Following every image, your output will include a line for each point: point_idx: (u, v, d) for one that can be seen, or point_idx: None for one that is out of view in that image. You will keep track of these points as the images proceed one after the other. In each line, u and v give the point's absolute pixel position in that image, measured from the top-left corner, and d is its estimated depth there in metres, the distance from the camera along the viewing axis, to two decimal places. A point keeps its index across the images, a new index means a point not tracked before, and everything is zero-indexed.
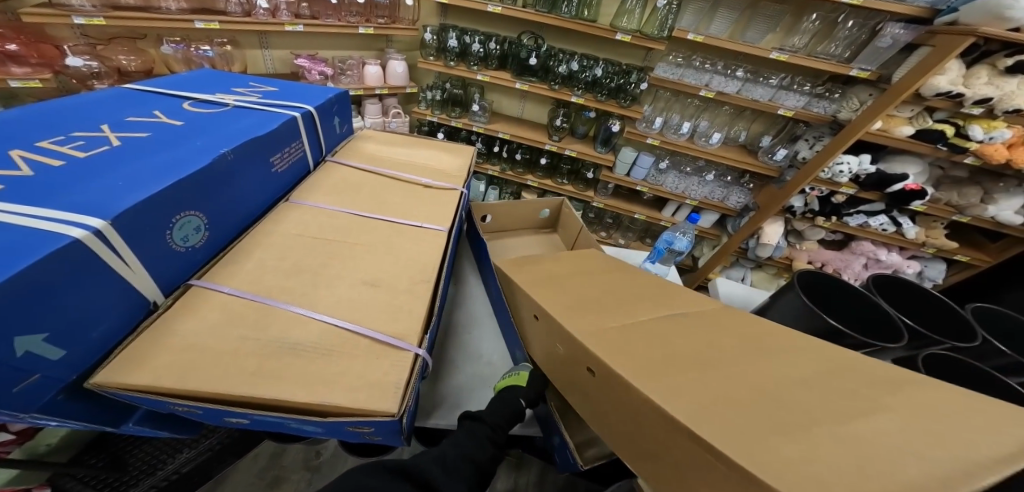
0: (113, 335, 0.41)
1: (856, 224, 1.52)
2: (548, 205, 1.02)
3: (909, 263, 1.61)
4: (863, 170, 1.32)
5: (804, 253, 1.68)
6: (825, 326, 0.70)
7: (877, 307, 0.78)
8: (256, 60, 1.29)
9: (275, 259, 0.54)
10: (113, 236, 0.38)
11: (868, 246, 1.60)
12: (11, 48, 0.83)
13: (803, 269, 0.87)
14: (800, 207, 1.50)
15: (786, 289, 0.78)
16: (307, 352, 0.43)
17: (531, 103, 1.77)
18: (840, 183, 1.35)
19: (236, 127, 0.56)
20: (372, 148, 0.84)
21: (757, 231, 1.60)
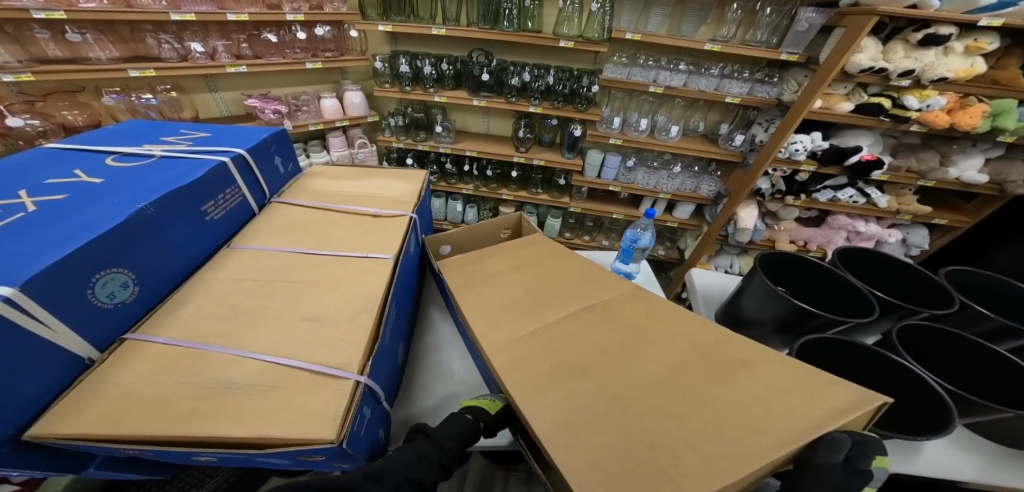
0: (41, 396, 0.38)
1: (825, 200, 1.54)
2: (506, 223, 1.01)
3: (889, 232, 1.61)
4: (818, 147, 1.34)
5: (785, 234, 1.69)
6: (790, 308, 0.69)
7: (845, 282, 0.78)
8: (208, 104, 1.31)
9: (215, 300, 0.51)
10: (28, 302, 0.35)
11: (844, 220, 1.60)
12: None
13: (769, 251, 0.86)
14: (767, 189, 1.52)
15: (749, 274, 0.77)
16: (242, 389, 0.41)
17: (494, 117, 1.79)
18: (799, 161, 1.36)
19: (160, 178, 0.53)
20: (321, 185, 0.80)
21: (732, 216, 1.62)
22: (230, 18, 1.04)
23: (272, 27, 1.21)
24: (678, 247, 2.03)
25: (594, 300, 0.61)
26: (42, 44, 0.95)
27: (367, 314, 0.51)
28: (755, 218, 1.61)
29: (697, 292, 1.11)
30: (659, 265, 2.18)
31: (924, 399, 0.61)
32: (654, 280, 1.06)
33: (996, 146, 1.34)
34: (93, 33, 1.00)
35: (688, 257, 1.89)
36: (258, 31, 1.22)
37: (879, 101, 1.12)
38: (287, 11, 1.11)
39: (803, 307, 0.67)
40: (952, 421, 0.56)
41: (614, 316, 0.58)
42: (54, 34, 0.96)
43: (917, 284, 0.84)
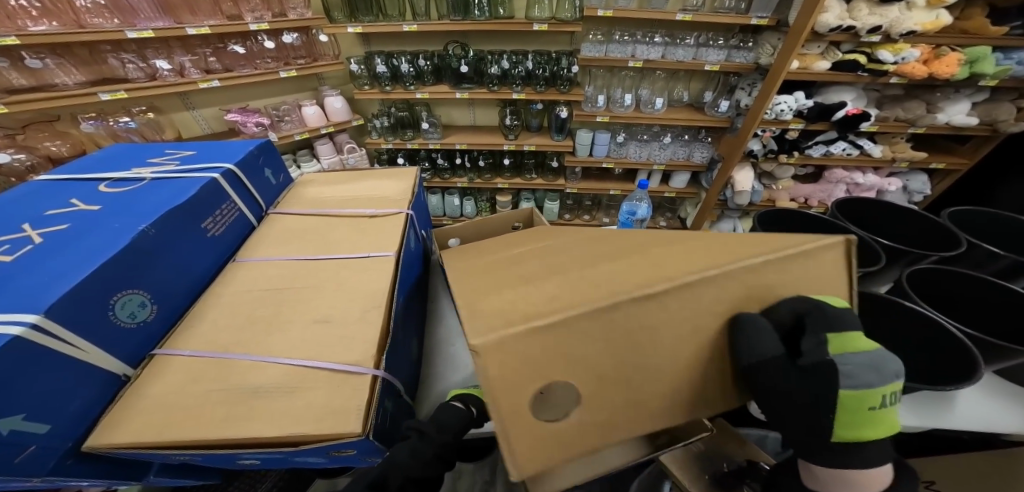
0: (89, 411, 0.41)
1: (819, 155, 1.55)
2: (519, 218, 1.04)
3: (889, 180, 1.64)
4: (803, 105, 1.35)
5: (784, 192, 1.72)
6: None
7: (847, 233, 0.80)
8: (187, 122, 1.30)
9: (226, 312, 0.52)
10: (55, 327, 0.37)
11: (841, 173, 1.64)
12: None
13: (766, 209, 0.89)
14: (760, 150, 1.53)
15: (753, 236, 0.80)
16: (269, 392, 0.42)
17: (480, 108, 1.78)
18: (786, 121, 1.38)
19: (156, 200, 0.53)
20: (315, 191, 0.80)
21: (729, 180, 1.64)
22: (189, 32, 1.01)
23: (238, 38, 1.20)
24: (679, 217, 2.05)
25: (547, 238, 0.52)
26: (6, 74, 0.92)
27: (376, 311, 0.52)
28: (752, 179, 1.62)
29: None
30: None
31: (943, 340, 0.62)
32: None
33: (980, 90, 1.35)
34: (52, 58, 0.98)
35: (691, 225, 1.92)
36: (223, 43, 1.20)
37: (855, 58, 1.13)
38: (250, 21, 1.09)
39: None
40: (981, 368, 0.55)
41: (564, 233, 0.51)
42: (12, 61, 0.92)
43: (925, 225, 0.86)
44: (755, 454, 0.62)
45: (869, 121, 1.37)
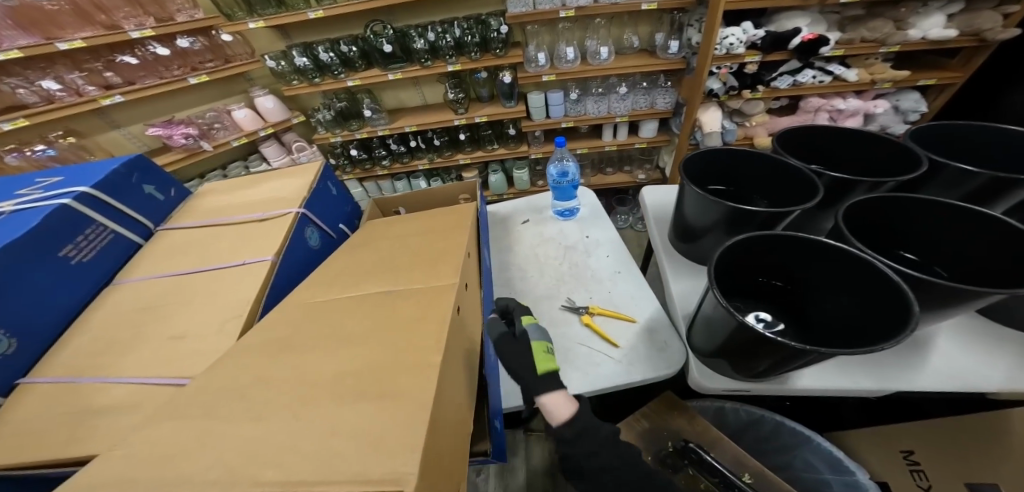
0: None
1: (788, 85, 1.39)
2: (463, 189, 0.98)
3: (875, 103, 1.48)
4: (754, 35, 1.24)
5: (760, 128, 1.56)
6: (729, 207, 0.62)
7: (787, 168, 0.68)
8: (119, 141, 1.31)
9: (91, 336, 0.52)
10: None
11: (818, 101, 1.47)
12: None
13: (701, 149, 0.76)
14: (720, 89, 1.39)
15: (682, 182, 0.69)
16: (108, 414, 0.42)
17: (426, 85, 1.70)
18: (739, 54, 1.26)
19: (4, 231, 0.52)
20: (211, 200, 0.78)
21: (696, 123, 1.53)
22: (64, 47, 0.99)
23: (125, 49, 1.18)
24: (659, 167, 1.95)
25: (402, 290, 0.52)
26: None
27: (236, 320, 0.51)
28: (721, 119, 1.49)
29: (648, 211, 0.96)
30: None
31: (872, 286, 0.49)
32: (600, 210, 1.02)
33: (953, 1, 1.23)
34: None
35: (669, 175, 1.81)
36: (114, 55, 1.18)
37: None
38: (129, 29, 1.07)
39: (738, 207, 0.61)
40: (913, 313, 0.43)
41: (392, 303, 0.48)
42: None
43: (886, 152, 0.71)
44: (699, 431, 0.74)
45: (830, 46, 1.24)
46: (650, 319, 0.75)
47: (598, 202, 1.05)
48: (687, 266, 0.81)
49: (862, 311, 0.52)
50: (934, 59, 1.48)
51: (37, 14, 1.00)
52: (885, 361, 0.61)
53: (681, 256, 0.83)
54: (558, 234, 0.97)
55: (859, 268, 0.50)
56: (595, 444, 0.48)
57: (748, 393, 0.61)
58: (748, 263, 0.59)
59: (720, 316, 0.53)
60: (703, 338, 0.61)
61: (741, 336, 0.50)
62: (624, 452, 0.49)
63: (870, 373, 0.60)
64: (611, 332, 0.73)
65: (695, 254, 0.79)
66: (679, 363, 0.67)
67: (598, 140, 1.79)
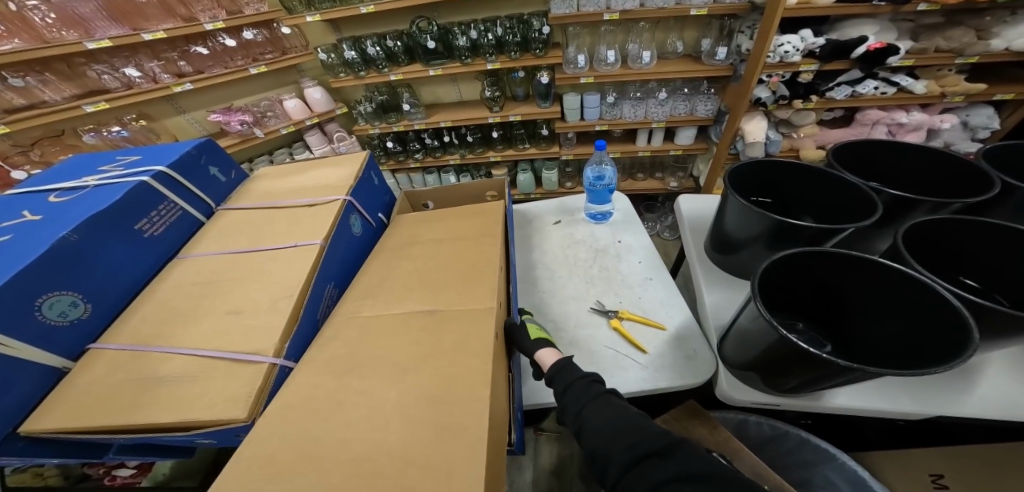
0: (25, 402, 0.47)
1: (845, 96, 1.32)
2: (488, 188, 1.00)
3: (941, 117, 1.38)
4: (813, 44, 1.18)
5: (808, 140, 1.49)
6: (775, 221, 0.60)
7: (842, 183, 0.65)
8: (182, 125, 1.41)
9: (155, 308, 0.57)
10: None
11: (877, 113, 1.37)
12: None
13: (747, 160, 0.74)
14: (769, 98, 1.34)
15: (726, 192, 0.68)
16: (172, 381, 0.47)
17: (463, 82, 1.72)
18: (795, 63, 1.21)
19: (87, 206, 0.58)
20: (264, 185, 0.83)
21: (738, 132, 1.47)
22: (147, 38, 1.09)
23: (199, 39, 1.28)
24: (693, 175, 1.89)
25: (439, 307, 0.55)
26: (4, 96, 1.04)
27: (285, 301, 0.54)
28: (766, 128, 1.43)
29: (684, 219, 0.94)
30: None
31: (928, 309, 0.47)
32: (633, 215, 1.01)
33: None
34: (34, 76, 1.08)
35: (704, 184, 1.75)
36: (188, 46, 1.28)
37: None
38: (205, 21, 1.16)
39: (785, 220, 0.59)
40: (972, 340, 0.41)
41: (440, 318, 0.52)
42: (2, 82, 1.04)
43: (953, 173, 0.67)
44: (719, 439, 0.73)
45: (899, 56, 1.17)
46: (680, 327, 0.73)
47: (632, 206, 1.04)
48: (723, 278, 0.79)
49: (916, 336, 0.49)
50: (1016, 73, 1.36)
51: (129, 6, 1.12)
52: (923, 383, 0.58)
53: (717, 267, 0.81)
54: (588, 236, 0.97)
55: (915, 291, 0.47)
56: (576, 395, 0.49)
57: (778, 408, 0.60)
58: (792, 277, 0.57)
59: (756, 328, 0.52)
60: (736, 350, 0.59)
61: (777, 349, 0.49)
62: (604, 401, 0.47)
63: (910, 394, 0.57)
64: (638, 337, 0.73)
65: (732, 267, 0.77)
66: (709, 373, 0.65)
67: (632, 144, 1.76)
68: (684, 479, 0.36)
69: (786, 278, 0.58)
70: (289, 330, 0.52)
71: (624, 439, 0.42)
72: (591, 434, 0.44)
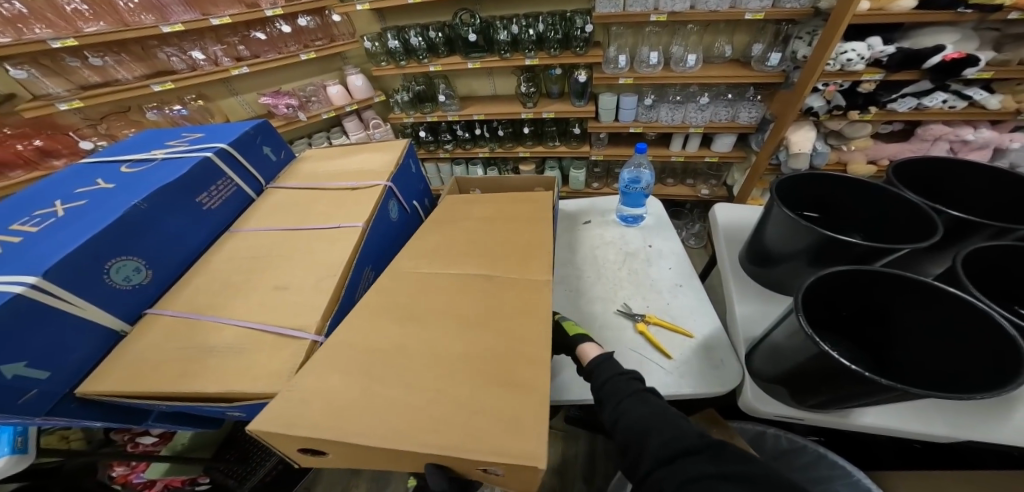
0: (85, 363, 0.51)
1: (908, 109, 1.24)
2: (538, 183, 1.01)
3: (1012, 136, 1.28)
4: (880, 52, 1.13)
5: (858, 153, 1.42)
6: (823, 236, 0.58)
7: (900, 201, 0.62)
8: (233, 106, 1.49)
9: (208, 279, 0.61)
10: (53, 287, 0.46)
11: (941, 129, 1.29)
12: (38, 144, 1.17)
13: (799, 172, 0.72)
14: (822, 107, 1.28)
15: (772, 203, 0.66)
16: (222, 352, 0.50)
17: (498, 77, 1.73)
18: (857, 71, 1.15)
19: (155, 179, 0.63)
20: (310, 166, 0.87)
21: (782, 142, 1.41)
22: (214, 23, 1.16)
23: (258, 25, 1.35)
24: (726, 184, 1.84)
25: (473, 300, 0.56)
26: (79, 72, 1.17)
27: (329, 281, 0.57)
28: (813, 140, 1.37)
29: (719, 228, 0.92)
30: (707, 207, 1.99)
31: (984, 339, 0.44)
32: (666, 220, 1.00)
33: None
34: (112, 56, 1.19)
35: (737, 193, 1.70)
36: (248, 31, 1.35)
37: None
38: (265, 8, 1.22)
39: (835, 236, 0.57)
40: None
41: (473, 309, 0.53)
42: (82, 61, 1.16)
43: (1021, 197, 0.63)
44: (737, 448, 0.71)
45: (978, 67, 1.08)
46: (708, 336, 0.72)
47: (666, 211, 1.02)
48: (758, 290, 0.77)
49: (965, 367, 0.47)
50: None
51: None
52: (960, 407, 0.55)
53: (752, 279, 0.79)
54: (619, 238, 0.96)
55: (971, 320, 0.45)
56: (613, 382, 0.50)
57: (802, 422, 0.59)
58: (837, 295, 0.55)
59: (792, 342, 0.51)
60: (766, 363, 0.58)
61: (814, 365, 0.48)
62: (641, 395, 0.47)
63: (944, 416, 0.54)
64: (665, 343, 0.72)
65: (769, 280, 0.75)
66: (735, 383, 0.64)
67: (666, 148, 1.73)
68: (725, 478, 0.36)
69: (831, 296, 0.56)
70: (330, 308, 0.55)
71: (663, 433, 0.42)
72: (625, 427, 0.44)
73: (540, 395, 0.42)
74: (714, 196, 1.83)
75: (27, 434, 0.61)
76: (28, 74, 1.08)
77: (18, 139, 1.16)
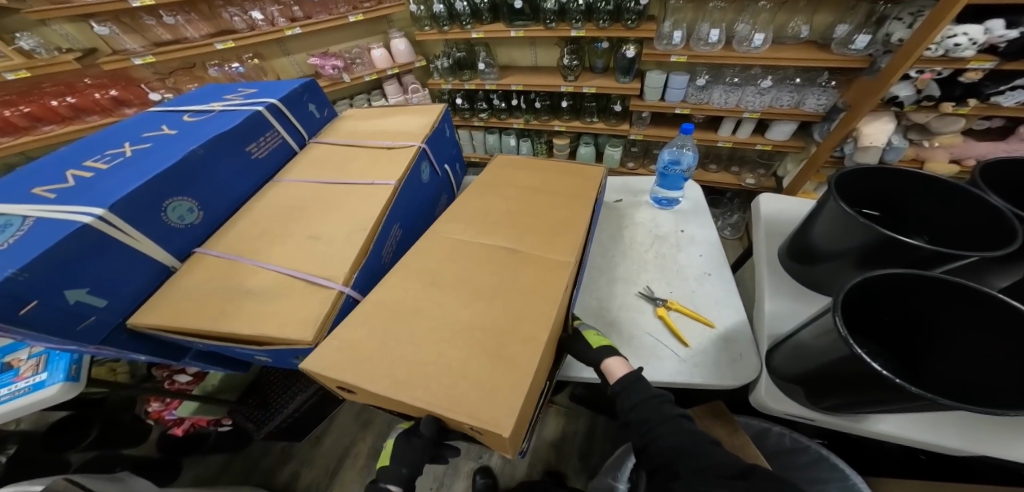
0: (139, 293, 0.58)
1: (1015, 103, 1.08)
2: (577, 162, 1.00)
3: None
4: (999, 37, 0.97)
5: (940, 151, 1.26)
6: (881, 235, 0.53)
7: (982, 207, 0.55)
8: (285, 66, 1.56)
9: (250, 224, 0.67)
10: (116, 219, 0.52)
11: None
12: (114, 94, 1.31)
13: (869, 166, 0.64)
14: (910, 98, 1.14)
15: (829, 195, 0.60)
16: (258, 295, 0.55)
17: (541, 48, 1.67)
18: (965, 59, 1.00)
19: (210, 128, 0.68)
20: (350, 125, 0.90)
21: (852, 133, 1.28)
22: None
23: None
24: (776, 174, 1.71)
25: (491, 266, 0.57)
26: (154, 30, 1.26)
27: (359, 234, 0.61)
28: (889, 133, 1.23)
29: (760, 220, 0.87)
30: (749, 197, 1.87)
31: None
32: (704, 206, 0.95)
33: None
34: (182, 15, 1.27)
35: (787, 186, 1.59)
36: None
37: None
38: None
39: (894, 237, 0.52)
40: None
41: (488, 275, 0.55)
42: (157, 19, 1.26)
43: None
44: (740, 445, 0.70)
45: None
46: (731, 328, 0.69)
47: (704, 197, 0.97)
48: (793, 287, 0.73)
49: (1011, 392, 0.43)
50: None
51: None
52: (982, 424, 0.52)
53: (789, 275, 0.74)
54: (650, 220, 0.93)
55: None
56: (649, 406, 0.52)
57: (812, 422, 0.57)
58: (883, 300, 0.51)
59: (820, 342, 0.48)
60: (788, 361, 0.56)
61: (841, 368, 0.46)
62: (675, 424, 0.50)
63: (961, 431, 0.51)
64: (684, 330, 0.70)
65: (807, 278, 0.70)
66: (750, 378, 0.62)
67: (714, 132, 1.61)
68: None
69: (878, 301, 0.51)
70: (358, 260, 0.58)
71: (692, 463, 0.45)
72: (659, 454, 0.48)
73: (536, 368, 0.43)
74: (761, 186, 1.71)
75: (80, 363, 0.67)
76: (111, 31, 1.20)
77: (97, 88, 1.30)
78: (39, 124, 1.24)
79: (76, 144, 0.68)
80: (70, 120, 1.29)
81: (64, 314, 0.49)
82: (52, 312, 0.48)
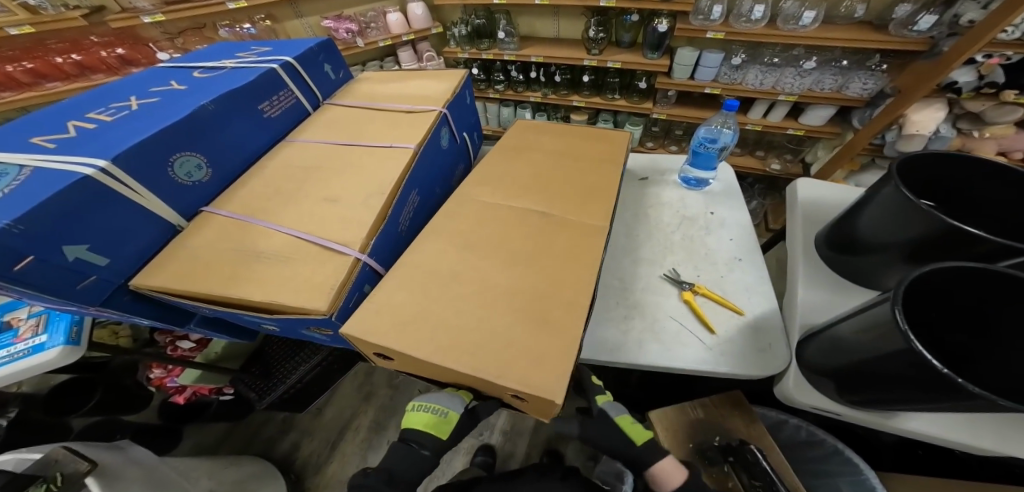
0: (144, 251, 0.55)
1: None
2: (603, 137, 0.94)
3: None
4: None
5: (990, 143, 1.17)
6: (942, 224, 0.48)
7: None
8: (297, 28, 1.50)
9: (261, 185, 0.64)
10: (119, 172, 0.50)
11: None
12: (123, 53, 1.28)
13: (933, 151, 0.58)
14: (971, 84, 1.05)
15: (887, 180, 0.55)
16: (269, 259, 0.53)
17: (565, 19, 1.58)
18: None
19: (222, 84, 0.65)
20: (365, 88, 0.86)
21: (897, 119, 1.19)
22: None
23: None
24: (805, 161, 1.63)
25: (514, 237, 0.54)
26: None
27: (376, 198, 0.58)
28: (939, 121, 1.14)
29: (797, 206, 0.81)
30: (772, 184, 1.79)
31: None
32: (735, 188, 0.89)
33: None
34: None
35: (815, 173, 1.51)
36: None
37: None
38: None
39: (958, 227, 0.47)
40: None
41: (512, 248, 0.51)
42: None
43: None
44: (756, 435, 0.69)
45: None
46: (761, 316, 0.66)
47: (736, 179, 0.91)
48: (830, 277, 0.68)
49: None
50: None
51: None
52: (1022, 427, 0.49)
53: (825, 265, 0.69)
54: (677, 200, 0.88)
55: None
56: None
57: (839, 417, 0.54)
58: (939, 295, 0.47)
59: (864, 338, 0.45)
60: (822, 354, 0.53)
61: (889, 365, 0.42)
62: None
63: (997, 433, 0.48)
64: (710, 315, 0.67)
65: (845, 269, 0.66)
66: (779, 369, 0.59)
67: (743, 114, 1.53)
68: None
69: (934, 296, 0.47)
70: (376, 226, 0.55)
71: None
72: None
73: (563, 347, 0.41)
74: (787, 172, 1.63)
75: (82, 326, 0.66)
76: None
77: (104, 46, 1.27)
78: (44, 81, 1.23)
79: (82, 95, 0.65)
80: (76, 78, 1.26)
81: (64, 271, 0.47)
82: (52, 268, 0.46)
